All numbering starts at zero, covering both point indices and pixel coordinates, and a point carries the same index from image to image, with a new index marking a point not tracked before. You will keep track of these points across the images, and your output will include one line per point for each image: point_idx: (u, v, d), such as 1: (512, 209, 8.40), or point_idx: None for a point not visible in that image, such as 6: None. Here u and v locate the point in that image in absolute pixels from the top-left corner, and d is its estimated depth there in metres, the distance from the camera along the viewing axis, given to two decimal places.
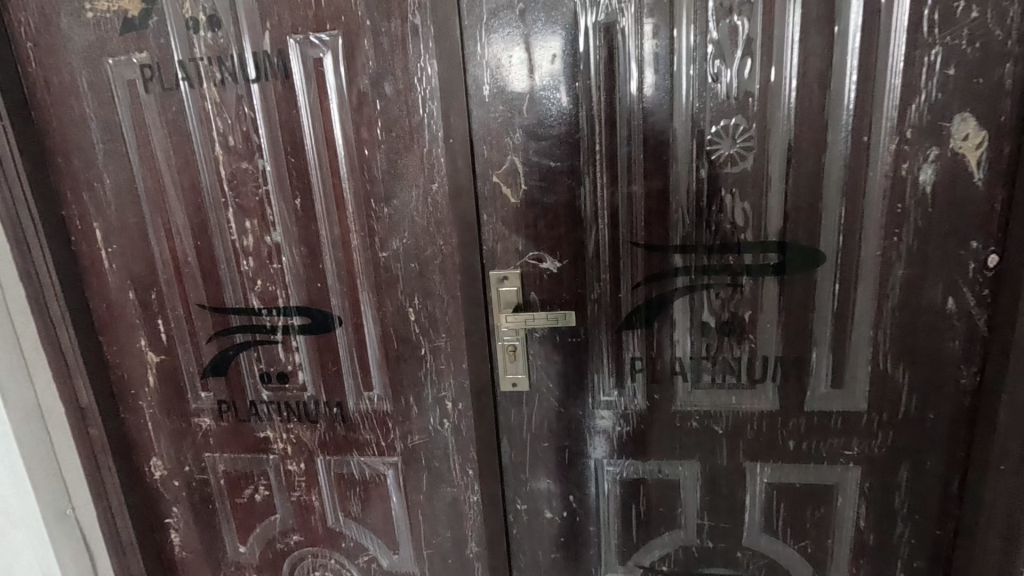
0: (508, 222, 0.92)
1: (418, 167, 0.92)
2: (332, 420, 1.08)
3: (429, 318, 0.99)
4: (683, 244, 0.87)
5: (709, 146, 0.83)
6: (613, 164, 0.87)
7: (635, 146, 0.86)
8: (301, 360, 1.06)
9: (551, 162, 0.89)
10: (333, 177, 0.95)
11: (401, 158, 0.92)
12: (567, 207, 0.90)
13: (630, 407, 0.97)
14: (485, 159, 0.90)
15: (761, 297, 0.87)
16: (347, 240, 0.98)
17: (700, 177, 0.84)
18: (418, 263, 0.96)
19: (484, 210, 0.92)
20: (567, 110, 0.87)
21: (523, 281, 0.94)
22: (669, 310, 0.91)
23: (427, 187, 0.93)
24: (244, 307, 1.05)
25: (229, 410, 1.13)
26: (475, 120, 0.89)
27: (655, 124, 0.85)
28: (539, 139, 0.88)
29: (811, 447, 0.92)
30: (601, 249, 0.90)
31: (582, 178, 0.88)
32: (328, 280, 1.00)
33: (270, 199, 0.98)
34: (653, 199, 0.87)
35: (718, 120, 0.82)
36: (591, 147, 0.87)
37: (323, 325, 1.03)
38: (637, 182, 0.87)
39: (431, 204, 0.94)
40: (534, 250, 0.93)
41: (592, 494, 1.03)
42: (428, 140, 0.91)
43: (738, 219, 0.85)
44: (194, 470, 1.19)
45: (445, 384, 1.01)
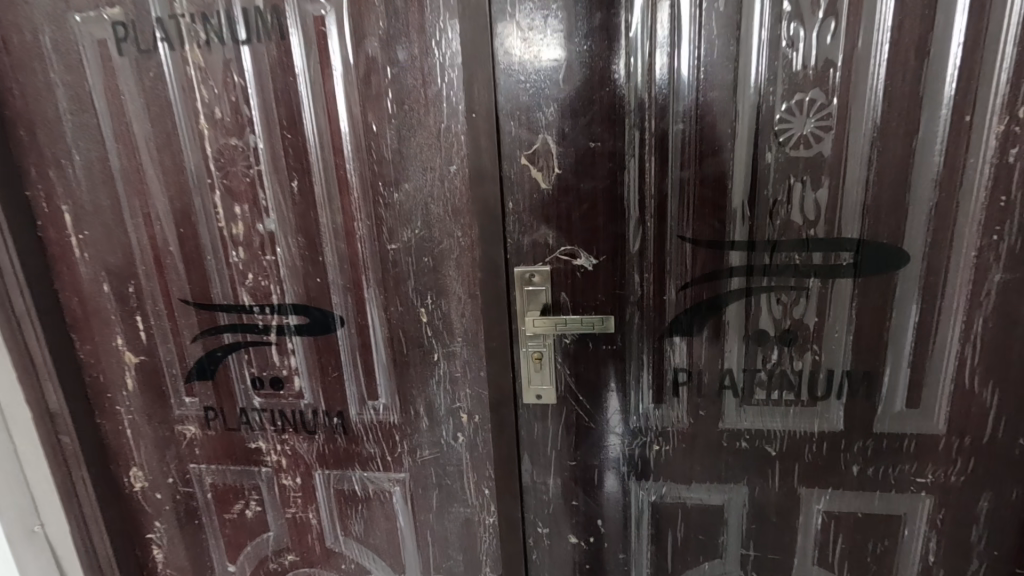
0: (537, 212, 0.80)
1: (434, 145, 0.80)
2: (332, 431, 0.97)
3: (444, 320, 0.87)
4: (741, 240, 0.76)
5: (779, 125, 0.71)
6: (662, 146, 0.75)
7: (689, 124, 0.74)
8: (297, 365, 0.94)
9: (590, 142, 0.76)
10: (335, 156, 0.83)
11: (415, 135, 0.80)
12: (606, 196, 0.78)
13: (671, 424, 0.85)
14: (513, 138, 0.78)
15: (831, 303, 0.75)
16: (351, 229, 0.85)
17: (767, 162, 0.72)
18: (433, 257, 0.84)
19: (510, 198, 0.80)
20: (610, 82, 0.74)
21: (552, 280, 0.82)
22: (722, 316, 0.79)
23: (444, 170, 0.81)
24: (234, 304, 0.93)
25: (216, 417, 1.01)
26: (501, 92, 0.77)
27: (715, 100, 0.72)
28: (576, 115, 0.76)
29: (878, 472, 0.81)
30: (645, 244, 0.78)
31: (626, 162, 0.76)
32: (328, 275, 0.88)
33: (262, 181, 0.86)
34: (708, 188, 0.75)
35: (792, 95, 0.70)
36: (637, 124, 0.75)
37: (323, 325, 0.91)
38: (691, 166, 0.75)
39: (448, 189, 0.81)
40: (567, 245, 0.81)
41: (622, 519, 0.92)
42: (447, 115, 0.78)
43: (809, 213, 0.73)
44: (178, 482, 1.07)
45: (461, 394, 0.90)
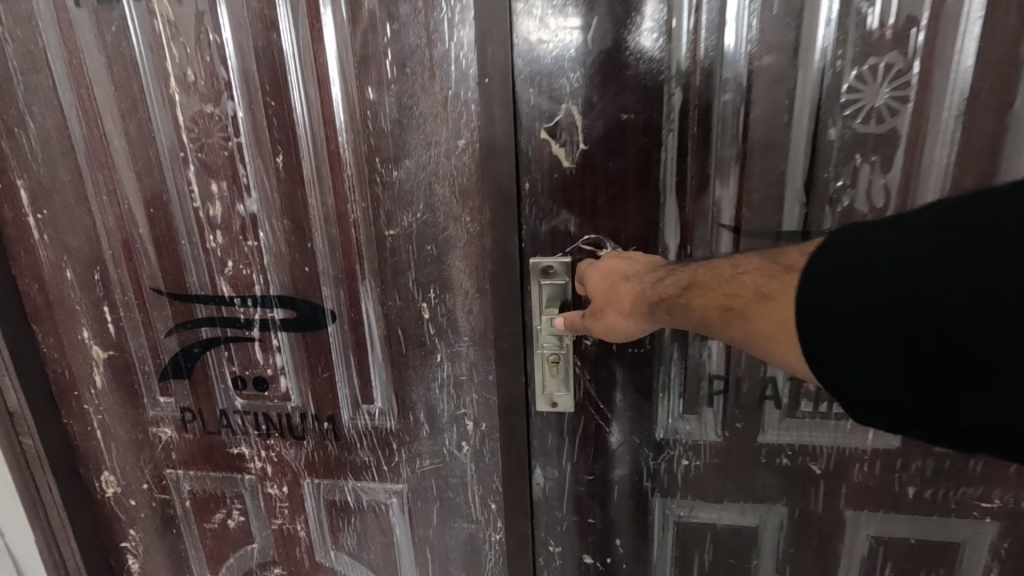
0: (558, 194, 0.70)
1: (440, 116, 0.69)
2: (322, 437, 0.87)
3: (448, 317, 0.77)
4: (792, 231, 0.66)
5: (845, 95, 0.61)
6: (707, 119, 0.65)
7: (740, 94, 0.63)
8: (283, 364, 0.85)
9: (622, 113, 0.66)
10: (325, 127, 0.72)
11: (418, 104, 0.69)
12: (639, 177, 0.68)
13: (702, 436, 0.77)
14: (532, 108, 0.67)
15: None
16: (344, 212, 0.75)
17: (830, 139, 0.62)
18: (436, 245, 0.74)
19: (527, 178, 0.70)
20: (647, 43, 0.64)
21: (573, 274, 0.72)
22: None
23: (451, 145, 0.70)
24: (212, 295, 0.83)
25: (195, 420, 0.91)
26: (517, 52, 0.66)
27: (772, 65, 0.62)
28: (606, 81, 0.65)
29: (936, 496, 0.72)
30: (682, 233, 0.69)
31: (663, 138, 0.66)
32: (318, 264, 0.78)
33: (241, 155, 0.75)
34: (758, 169, 0.65)
35: (864, 60, 0.59)
36: (679, 93, 0.64)
37: (313, 320, 0.81)
38: (740, 144, 0.65)
39: (455, 166, 0.71)
40: (591, 233, 0.71)
41: (644, 539, 0.83)
42: (455, 79, 0.68)
43: (877, 199, 0.63)
44: (154, 489, 0.98)
45: (466, 399, 0.80)
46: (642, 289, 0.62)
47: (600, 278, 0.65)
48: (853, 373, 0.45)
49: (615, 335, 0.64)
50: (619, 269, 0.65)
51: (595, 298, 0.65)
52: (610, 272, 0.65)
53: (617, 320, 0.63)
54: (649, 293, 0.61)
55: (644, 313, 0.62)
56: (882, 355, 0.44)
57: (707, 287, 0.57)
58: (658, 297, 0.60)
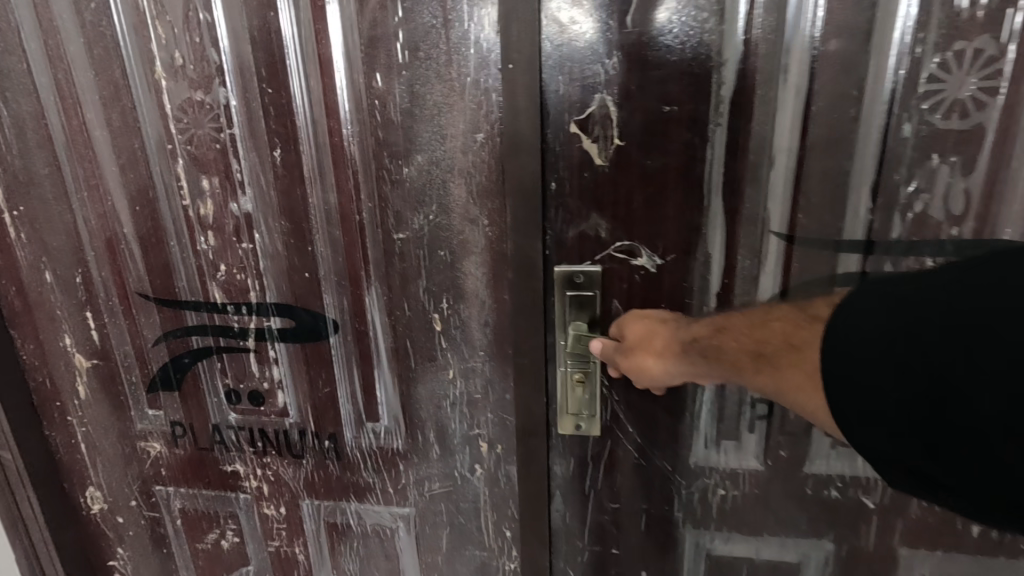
0: (589, 195, 0.63)
1: (456, 106, 0.61)
2: (323, 456, 0.81)
3: (463, 329, 0.70)
4: (854, 239, 0.61)
5: (926, 86, 0.55)
6: (765, 112, 0.58)
7: (802, 85, 0.57)
8: (281, 377, 0.77)
9: (664, 105, 0.59)
10: (327, 117, 0.64)
11: (432, 92, 0.61)
12: (680, 177, 0.61)
13: (742, 464, 0.69)
14: (562, 97, 0.60)
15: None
16: (348, 213, 0.68)
17: (904, 135, 0.56)
18: (451, 251, 0.67)
19: (555, 177, 0.63)
20: (697, 25, 0.57)
21: (604, 284, 0.66)
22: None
23: (468, 139, 0.62)
24: (204, 301, 0.76)
25: (185, 435, 0.85)
26: (547, 34, 0.58)
27: (840, 51, 0.56)
28: (648, 68, 0.59)
29: (1004, 536, 0.65)
30: (727, 239, 0.63)
31: (710, 133, 0.60)
32: (320, 269, 0.71)
33: (234, 148, 0.67)
34: (819, 169, 0.59)
35: (949, 45, 0.53)
36: (731, 83, 0.58)
37: (314, 331, 0.74)
38: (798, 140, 0.59)
39: (473, 164, 0.63)
40: (624, 241, 0.64)
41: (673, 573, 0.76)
42: (475, 64, 0.60)
43: (955, 203, 0.57)
44: (143, 506, 0.92)
45: (481, 419, 0.73)
46: (675, 332, 0.61)
47: (635, 319, 0.64)
48: (873, 440, 0.40)
49: (647, 376, 0.61)
50: (658, 312, 0.64)
51: (629, 335, 0.63)
52: (648, 313, 0.64)
53: (651, 361, 0.61)
54: (680, 335, 0.60)
55: (676, 355, 0.59)
56: (903, 422, 0.39)
57: (736, 333, 0.54)
58: (688, 337, 0.58)
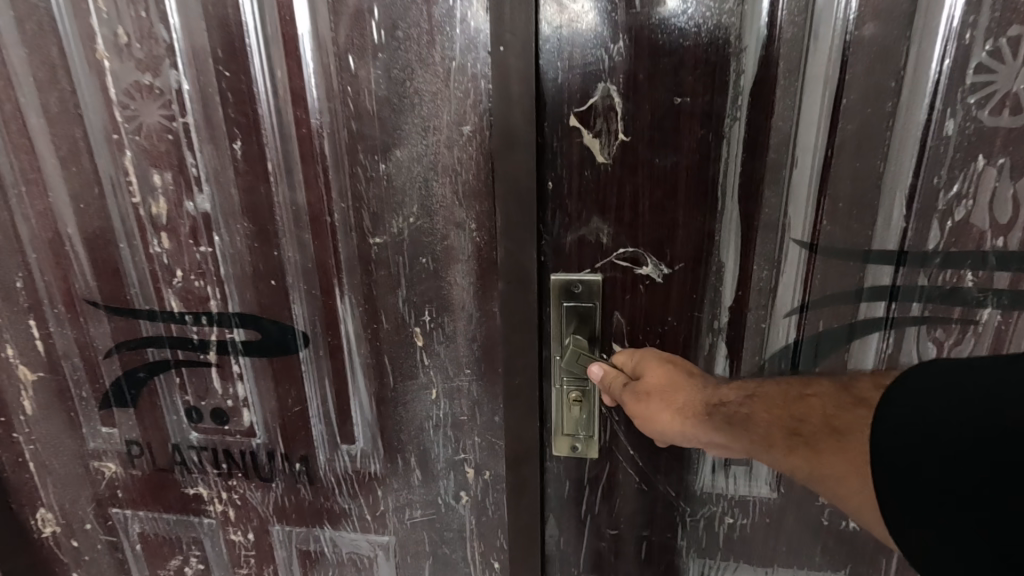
0: (590, 197, 0.56)
1: (439, 93, 0.54)
2: (294, 480, 0.74)
3: (447, 345, 0.63)
4: (886, 249, 0.54)
5: (976, 78, 0.49)
6: (791, 105, 0.52)
7: (833, 75, 0.51)
8: (246, 394, 0.70)
9: (676, 96, 0.53)
10: (293, 105, 0.56)
11: (412, 78, 0.54)
12: (692, 178, 0.55)
13: (752, 490, 0.63)
14: (561, 87, 0.54)
15: (1006, 339, 0.55)
16: (317, 214, 0.60)
17: (946, 133, 0.50)
18: (433, 258, 0.60)
19: (552, 176, 0.56)
20: (715, 7, 0.50)
21: (605, 295, 0.59)
22: (843, 352, 0.58)
23: (454, 131, 0.55)
24: (159, 310, 0.68)
25: (143, 455, 0.77)
26: (546, 15, 0.52)
27: (879, 37, 0.49)
28: (658, 55, 0.52)
29: None
30: (741, 248, 0.56)
31: (725, 129, 0.53)
32: (288, 277, 0.63)
33: (188, 139, 0.59)
34: (849, 170, 0.53)
35: (1003, 31, 0.47)
36: (750, 73, 0.52)
37: (282, 344, 0.67)
38: (825, 138, 0.52)
39: (459, 160, 0.56)
40: (628, 247, 0.58)
41: None
42: (461, 46, 0.52)
43: (1001, 210, 0.52)
44: (99, 529, 0.84)
45: (467, 443, 0.67)
46: (700, 389, 0.56)
47: (656, 362, 0.58)
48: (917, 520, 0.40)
49: (657, 429, 0.55)
50: (682, 363, 0.58)
51: (649, 379, 0.56)
52: (673, 362, 0.58)
53: (667, 416, 0.55)
54: (706, 395, 0.55)
55: (699, 416, 0.54)
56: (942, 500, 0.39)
57: (771, 404, 0.52)
58: (715, 399, 0.55)
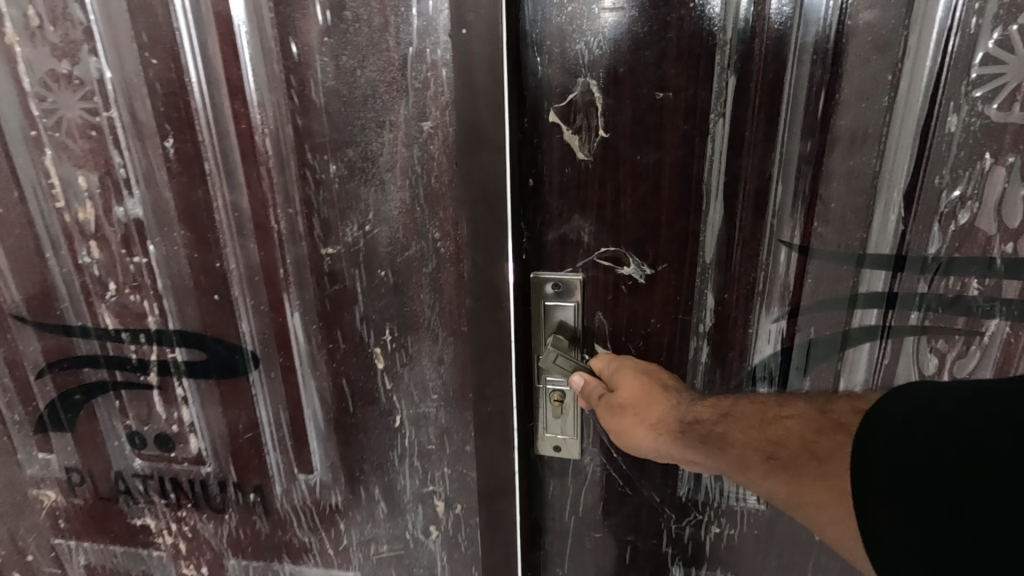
0: (575, 196, 0.52)
1: (395, 84, 0.47)
2: (248, 511, 0.67)
3: (411, 368, 0.56)
4: (881, 253, 0.49)
5: (983, 70, 0.43)
6: (775, 99, 0.47)
7: (830, 68, 0.46)
8: (191, 419, 0.63)
9: (657, 91, 0.48)
10: (230, 97, 0.49)
11: (363, 66, 0.47)
12: (677, 179, 0.50)
13: (741, 500, 0.58)
14: (543, 81, 0.50)
15: (1016, 355, 0.49)
16: (262, 221, 0.53)
17: (949, 130, 0.45)
18: (394, 272, 0.53)
19: (531, 174, 0.52)
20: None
21: (585, 296, 0.55)
22: (836, 363, 0.53)
23: (413, 128, 0.48)
24: (92, 326, 0.61)
25: (84, 484, 0.70)
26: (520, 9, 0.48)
27: (876, 25, 0.44)
28: (638, 47, 0.48)
29: None
30: (728, 253, 0.52)
31: (711, 125, 0.49)
32: (233, 291, 0.56)
33: (114, 136, 0.52)
34: (843, 170, 0.48)
35: (1014, 18, 0.42)
36: (741, 63, 0.47)
37: (229, 365, 0.60)
38: (818, 136, 0.47)
39: (420, 161, 0.49)
40: (609, 247, 0.53)
41: None
42: (419, 30, 0.45)
43: (1009, 211, 0.46)
44: (41, 562, 0.77)
45: (436, 474, 0.60)
46: (673, 405, 0.52)
47: (633, 374, 0.53)
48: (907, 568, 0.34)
49: (632, 445, 0.52)
50: (660, 375, 0.54)
51: (622, 393, 0.52)
52: (651, 373, 0.54)
53: (642, 432, 0.51)
54: (681, 411, 0.51)
55: (670, 434, 0.50)
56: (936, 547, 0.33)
57: (747, 423, 0.48)
58: (689, 417, 0.50)
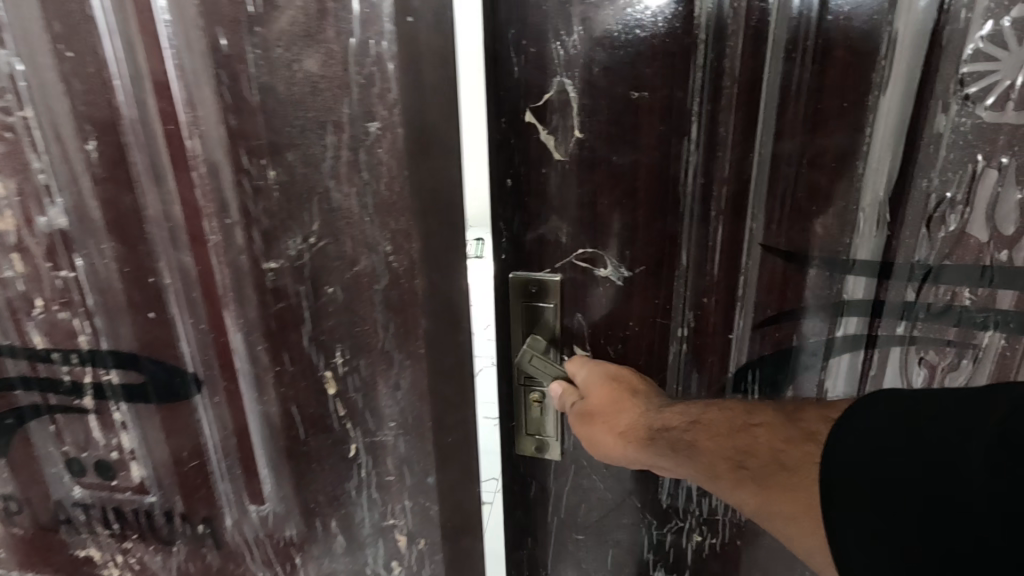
0: (550, 201, 0.46)
1: (336, 80, 0.42)
2: (198, 543, 0.62)
3: (365, 392, 0.51)
4: (868, 258, 0.45)
5: (974, 66, 0.39)
6: (752, 97, 0.42)
7: (817, 64, 0.41)
8: (132, 445, 0.58)
9: (633, 90, 0.43)
10: (155, 95, 0.44)
11: (299, 60, 0.41)
12: (654, 184, 0.45)
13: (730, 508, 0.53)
14: (516, 78, 0.43)
15: (1010, 371, 0.45)
16: (198, 232, 0.48)
17: (936, 131, 0.41)
18: (342, 288, 0.48)
19: (509, 173, 0.46)
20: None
21: (563, 296, 0.49)
22: (819, 372, 0.49)
23: (358, 129, 0.43)
24: (20, 346, 0.55)
25: (22, 514, 0.65)
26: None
27: (860, 16, 0.40)
28: (613, 39, 0.42)
29: None
30: (703, 262, 0.47)
31: (687, 126, 0.44)
32: (170, 308, 0.51)
33: (31, 137, 0.47)
34: (826, 175, 0.43)
35: (1006, 10, 0.38)
36: (719, 58, 0.42)
37: (170, 388, 0.55)
38: (802, 139, 0.43)
39: (367, 168, 0.44)
40: (587, 246, 0.47)
41: None
42: (361, 20, 0.40)
43: (1003, 218, 0.42)
44: None
45: (396, 506, 0.55)
46: (643, 410, 0.46)
47: (602, 378, 0.47)
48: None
49: (599, 453, 0.47)
50: (628, 379, 0.48)
51: (590, 399, 0.47)
52: (618, 377, 0.48)
53: (610, 440, 0.46)
54: (651, 416, 0.45)
55: (639, 442, 0.45)
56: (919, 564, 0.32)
57: (719, 430, 0.43)
58: (659, 423, 0.45)
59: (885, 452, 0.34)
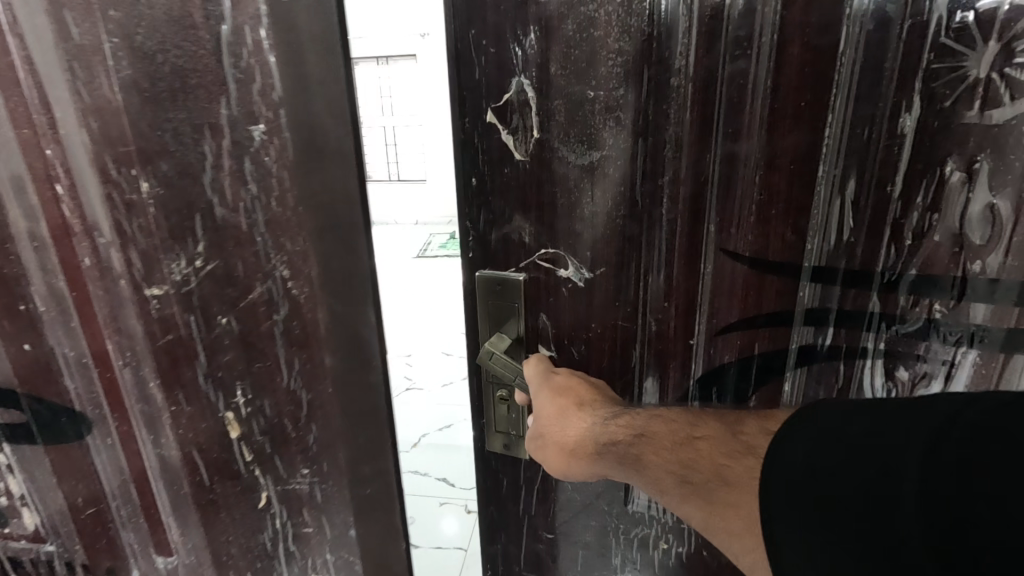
0: (513, 197, 0.47)
1: (212, 69, 0.36)
2: None
3: (272, 433, 0.46)
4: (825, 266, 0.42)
5: (942, 65, 0.35)
6: (700, 90, 0.40)
7: (769, 62, 0.38)
8: (21, 491, 0.51)
9: (592, 87, 0.42)
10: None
11: (160, 47, 0.35)
12: (610, 183, 0.44)
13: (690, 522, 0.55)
14: (476, 78, 0.44)
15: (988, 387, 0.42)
16: (68, 254, 0.41)
17: (907, 130, 0.37)
18: (240, 326, 0.42)
19: (473, 172, 0.47)
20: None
21: (529, 296, 0.50)
22: (784, 383, 0.46)
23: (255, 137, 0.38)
24: None
25: None
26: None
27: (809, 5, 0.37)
28: (566, 37, 0.41)
29: None
30: (666, 262, 0.45)
31: (648, 124, 0.42)
32: (45, 338, 0.44)
33: None
34: (790, 176, 0.40)
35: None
36: (668, 53, 0.40)
37: (58, 431, 0.48)
38: (759, 140, 0.40)
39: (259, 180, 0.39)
40: (549, 247, 0.47)
41: None
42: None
43: (972, 232, 0.38)
44: None
45: (314, 560, 0.51)
46: (588, 424, 0.44)
47: (550, 394, 0.47)
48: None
49: (553, 465, 0.46)
50: (575, 392, 0.46)
51: (539, 418, 0.47)
52: (565, 388, 0.47)
53: (558, 453, 0.45)
54: (596, 433, 0.43)
55: (586, 456, 0.44)
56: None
57: (664, 445, 0.40)
58: (605, 439, 0.42)
59: (830, 464, 0.29)
